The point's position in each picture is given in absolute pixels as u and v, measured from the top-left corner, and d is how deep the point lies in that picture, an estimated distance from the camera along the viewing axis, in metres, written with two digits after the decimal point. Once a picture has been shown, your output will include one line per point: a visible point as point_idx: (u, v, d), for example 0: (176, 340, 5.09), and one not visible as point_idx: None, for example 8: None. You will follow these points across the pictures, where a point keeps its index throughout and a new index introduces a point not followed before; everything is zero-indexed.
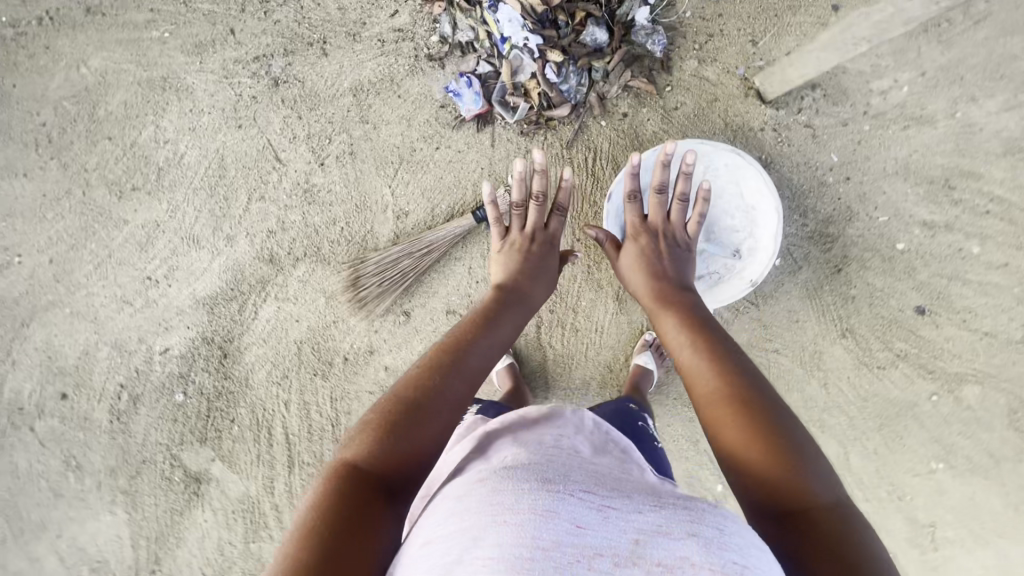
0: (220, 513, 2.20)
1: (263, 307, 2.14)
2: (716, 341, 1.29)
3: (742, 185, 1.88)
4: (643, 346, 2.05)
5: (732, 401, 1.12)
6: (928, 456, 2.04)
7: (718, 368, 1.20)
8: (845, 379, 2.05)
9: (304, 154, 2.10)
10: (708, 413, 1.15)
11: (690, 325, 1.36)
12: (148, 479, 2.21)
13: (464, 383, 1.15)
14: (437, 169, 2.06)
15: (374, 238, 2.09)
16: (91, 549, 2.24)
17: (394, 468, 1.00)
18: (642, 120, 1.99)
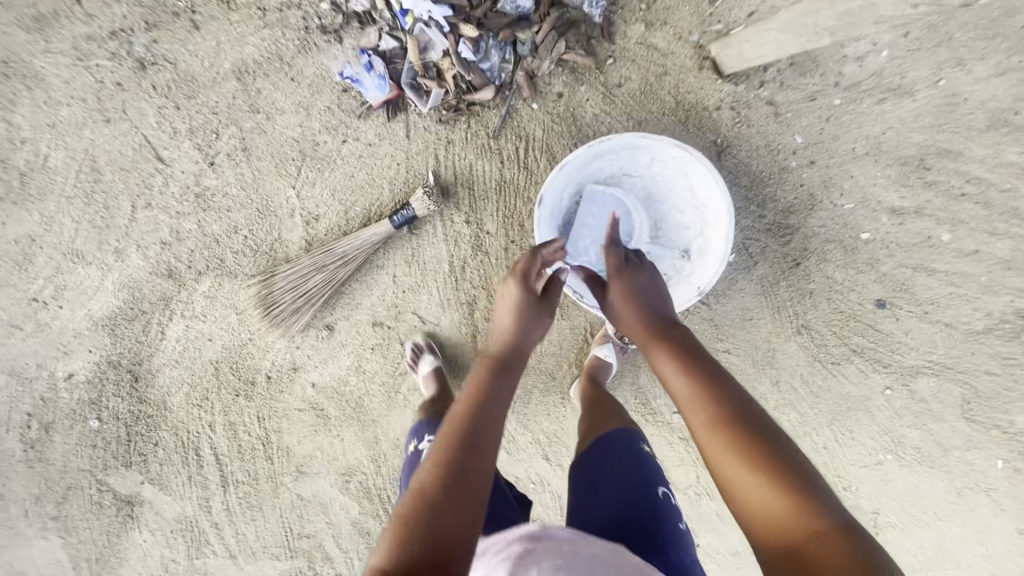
0: (158, 532, 2.13)
1: (169, 326, 1.93)
2: (703, 361, 1.14)
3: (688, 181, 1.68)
4: (604, 337, 1.87)
5: (725, 440, 0.99)
6: (876, 448, 2.00)
7: (706, 402, 1.05)
8: (798, 375, 1.95)
9: (189, 151, 1.79)
10: (710, 455, 1.02)
11: (677, 344, 1.19)
12: (77, 504, 2.11)
13: (497, 446, 1.04)
14: (346, 166, 1.77)
15: (284, 247, 1.85)
16: (32, 571, 2.19)
17: (447, 560, 0.85)
18: (580, 100, 1.70)
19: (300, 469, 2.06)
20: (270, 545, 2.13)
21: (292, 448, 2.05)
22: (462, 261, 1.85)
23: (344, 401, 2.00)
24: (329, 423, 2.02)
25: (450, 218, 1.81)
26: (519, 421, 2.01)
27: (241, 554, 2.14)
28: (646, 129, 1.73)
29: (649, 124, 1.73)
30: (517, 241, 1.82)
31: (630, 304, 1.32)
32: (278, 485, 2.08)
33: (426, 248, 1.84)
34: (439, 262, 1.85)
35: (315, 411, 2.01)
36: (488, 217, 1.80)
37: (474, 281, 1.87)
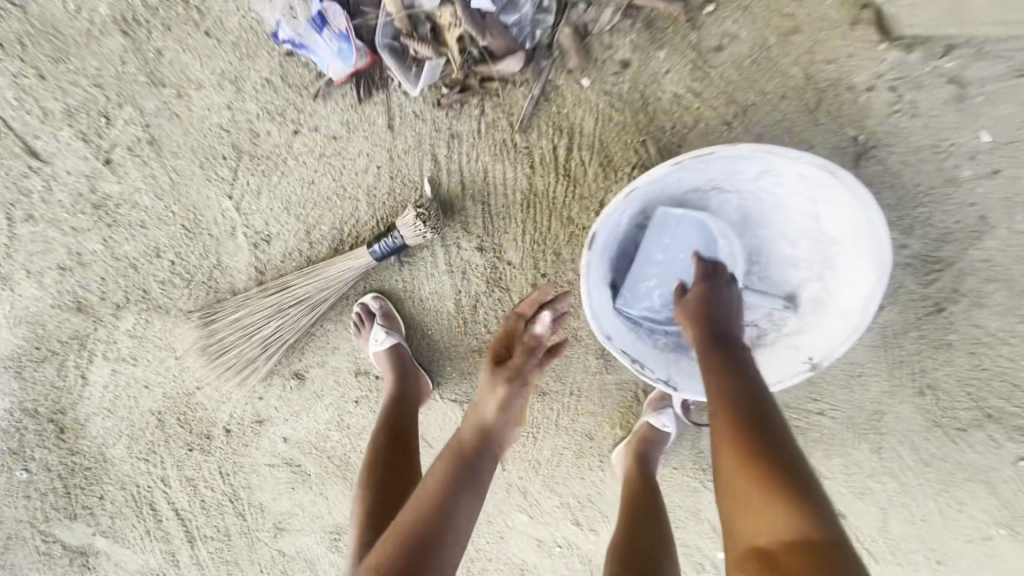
0: None
1: (91, 370, 1.48)
2: (753, 390, 0.92)
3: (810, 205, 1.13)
4: (660, 398, 1.45)
5: (765, 494, 0.80)
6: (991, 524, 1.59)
7: (734, 424, 0.89)
8: (906, 441, 1.52)
9: (70, 143, 1.22)
10: (739, 505, 0.84)
11: (732, 371, 0.94)
12: (21, 554, 1.79)
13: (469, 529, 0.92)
14: (301, 169, 1.21)
15: (227, 278, 1.34)
16: None
17: None
18: (656, 73, 1.09)
19: (278, 525, 1.71)
20: None
21: (266, 505, 1.68)
22: (473, 299, 1.34)
23: (327, 458, 1.60)
24: (309, 480, 1.63)
25: (456, 243, 1.27)
26: (544, 483, 1.61)
27: None
28: (754, 118, 1.13)
29: (758, 111, 1.12)
30: (549, 276, 1.30)
31: (692, 319, 1.05)
32: (253, 542, 1.74)
33: (424, 282, 1.33)
34: (443, 302, 1.35)
35: (291, 467, 1.62)
36: (510, 244, 1.27)
37: (489, 324, 1.37)
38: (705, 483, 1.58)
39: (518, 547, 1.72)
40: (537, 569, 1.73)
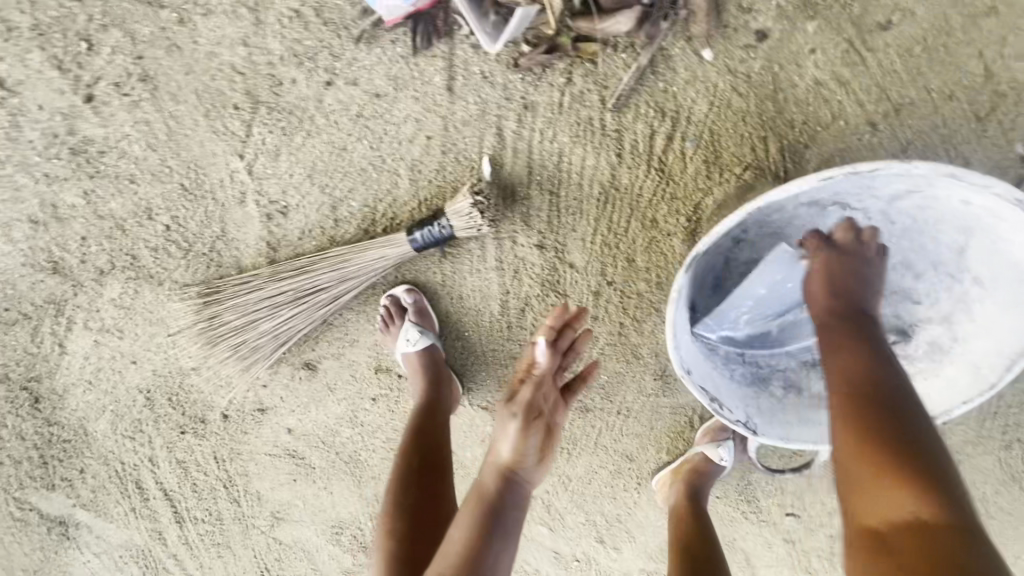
0: (104, 556, 1.66)
1: (70, 339, 1.29)
2: (885, 368, 0.78)
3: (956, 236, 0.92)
4: (721, 428, 1.28)
5: (880, 471, 0.69)
6: None
7: (855, 396, 0.76)
8: (978, 494, 1.36)
9: (44, 71, 0.97)
10: (847, 479, 0.73)
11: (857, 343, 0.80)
12: None
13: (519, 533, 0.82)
14: (331, 131, 0.97)
15: (232, 252, 1.13)
16: None
17: None
18: (797, 51, 0.86)
19: (276, 514, 1.58)
20: None
21: (264, 494, 1.53)
22: (522, 302, 1.14)
23: (335, 453, 1.44)
24: (313, 473, 1.48)
25: (511, 237, 1.06)
26: (570, 500, 1.46)
27: None
28: (909, 120, 0.89)
29: (915, 111, 0.89)
30: (616, 285, 1.10)
31: (816, 283, 0.87)
32: (247, 530, 1.60)
33: (466, 277, 1.13)
34: (486, 302, 1.15)
35: (294, 459, 1.46)
36: (576, 244, 1.06)
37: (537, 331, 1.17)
38: (748, 517, 1.43)
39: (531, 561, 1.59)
40: None
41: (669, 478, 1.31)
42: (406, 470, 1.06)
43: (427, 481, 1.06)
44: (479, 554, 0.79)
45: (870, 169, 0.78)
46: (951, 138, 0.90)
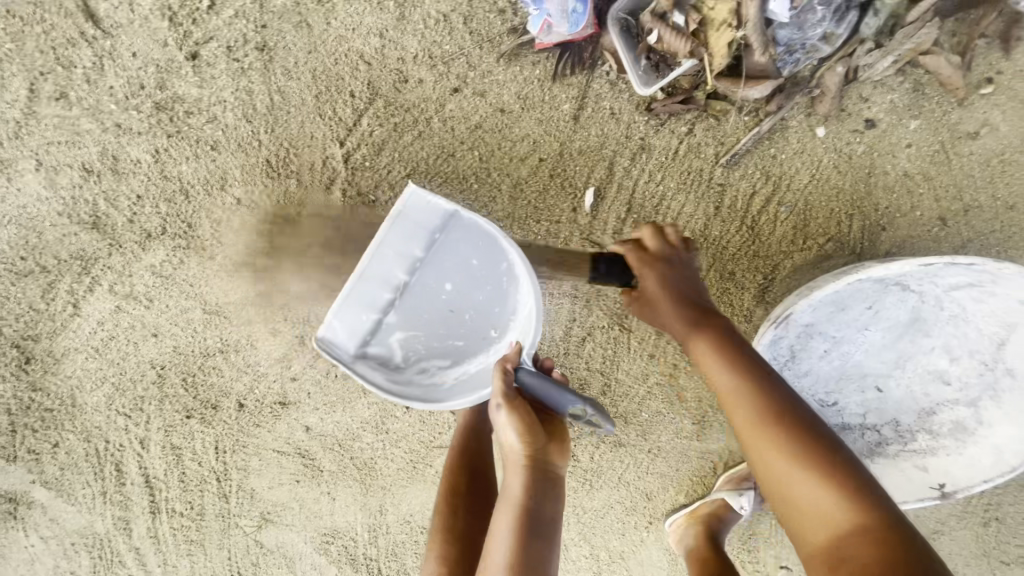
0: (53, 540, 1.44)
1: (88, 300, 1.18)
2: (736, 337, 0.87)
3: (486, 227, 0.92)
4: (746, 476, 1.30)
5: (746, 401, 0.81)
6: None
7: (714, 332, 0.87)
8: (951, 564, 1.46)
9: (153, 22, 0.93)
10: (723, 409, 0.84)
11: (742, 365, 0.83)
12: None
13: (553, 506, 0.91)
14: (445, 135, 0.96)
15: (302, 237, 1.08)
16: None
17: None
18: (896, 143, 0.94)
19: (265, 517, 1.44)
20: None
21: (258, 493, 1.42)
22: (585, 331, 1.17)
23: (348, 457, 1.37)
24: (319, 476, 1.40)
25: None
26: (579, 535, 1.44)
27: None
28: (975, 221, 0.99)
29: (981, 214, 0.99)
30: None
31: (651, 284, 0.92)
32: (223, 533, 1.45)
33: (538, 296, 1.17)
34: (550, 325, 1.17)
35: (302, 459, 1.38)
36: None
37: (591, 361, 1.20)
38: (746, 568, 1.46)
39: None
40: None
41: (684, 521, 1.32)
42: (457, 494, 1.07)
43: (479, 505, 1.07)
44: (522, 550, 0.88)
45: (965, 264, 0.91)
46: (1008, 242, 1.00)
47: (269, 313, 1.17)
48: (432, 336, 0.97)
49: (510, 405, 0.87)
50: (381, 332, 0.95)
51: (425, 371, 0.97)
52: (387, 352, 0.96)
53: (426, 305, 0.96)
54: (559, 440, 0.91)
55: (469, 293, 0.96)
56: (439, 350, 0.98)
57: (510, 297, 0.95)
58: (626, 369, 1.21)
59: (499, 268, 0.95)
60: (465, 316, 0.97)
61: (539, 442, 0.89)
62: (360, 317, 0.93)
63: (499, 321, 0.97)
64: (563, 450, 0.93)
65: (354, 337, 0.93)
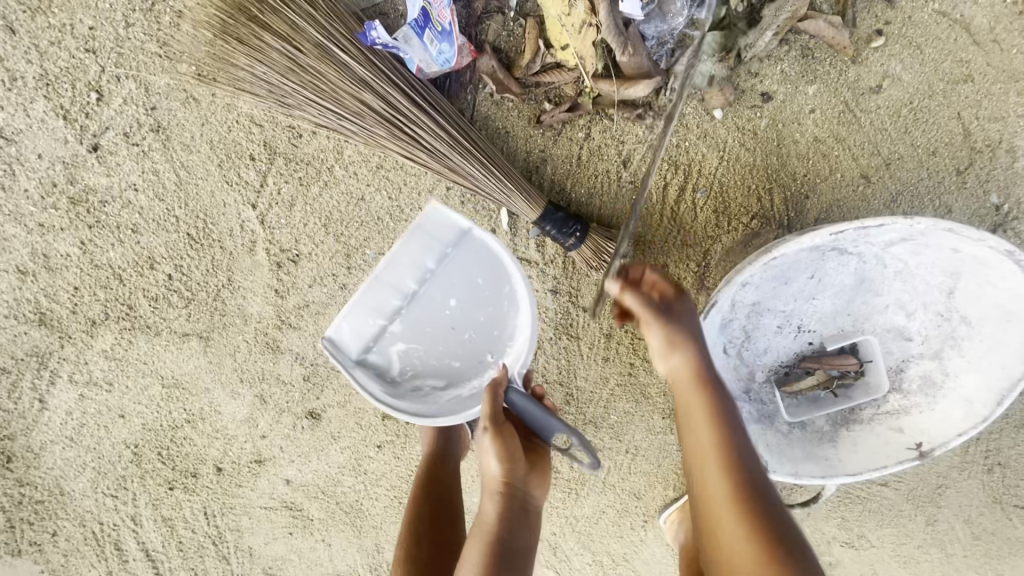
0: None
1: (52, 392, 1.21)
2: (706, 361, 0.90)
3: (495, 252, 0.94)
4: None
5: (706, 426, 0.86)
6: None
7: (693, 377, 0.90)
8: (963, 516, 1.41)
9: (44, 122, 0.94)
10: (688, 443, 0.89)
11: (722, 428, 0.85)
12: None
13: (529, 527, 0.91)
14: (350, 181, 0.98)
15: (239, 299, 1.10)
16: None
17: None
18: (799, 111, 0.92)
19: (268, 572, 1.46)
20: None
21: (256, 549, 1.44)
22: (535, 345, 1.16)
23: (334, 503, 1.38)
24: (311, 525, 1.41)
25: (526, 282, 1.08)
26: (577, 543, 1.43)
27: None
28: (898, 173, 0.97)
29: (903, 165, 0.96)
30: (628, 326, 1.12)
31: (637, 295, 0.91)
32: None
33: None
34: None
35: (290, 511, 1.39)
36: (590, 289, 1.08)
37: (548, 374, 1.19)
38: None
39: None
40: None
41: (676, 516, 1.31)
42: (420, 526, 1.06)
43: (442, 533, 1.06)
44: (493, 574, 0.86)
45: (877, 226, 0.88)
46: (936, 190, 0.97)
47: (224, 377, 1.19)
48: (430, 355, 1.00)
49: (498, 430, 0.88)
50: (385, 343, 0.98)
51: (419, 388, 0.99)
52: (385, 362, 0.98)
53: (429, 319, 0.98)
54: (540, 469, 0.92)
55: (472, 314, 0.98)
56: (434, 370, 1.00)
57: (509, 324, 0.97)
58: (584, 376, 1.19)
59: (502, 291, 0.97)
60: (466, 335, 0.99)
61: (520, 470, 0.89)
62: (362, 324, 0.95)
63: (497, 345, 0.99)
64: (542, 480, 0.93)
65: (358, 343, 0.96)
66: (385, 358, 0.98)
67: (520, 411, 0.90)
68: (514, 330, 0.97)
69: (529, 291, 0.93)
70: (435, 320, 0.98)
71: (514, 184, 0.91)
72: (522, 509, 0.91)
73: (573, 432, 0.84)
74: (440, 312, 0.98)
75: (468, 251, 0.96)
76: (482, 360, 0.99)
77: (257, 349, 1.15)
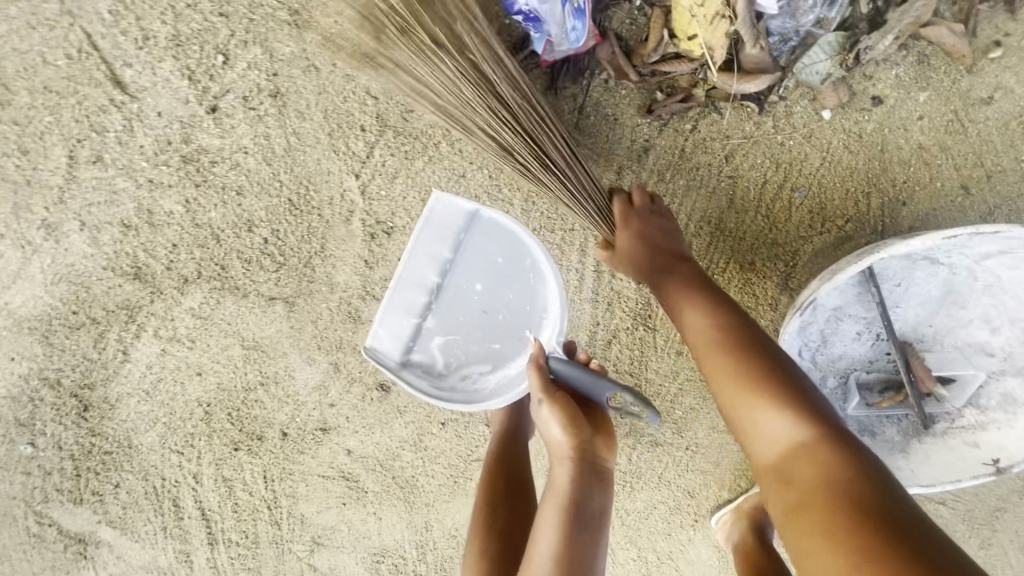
0: None
1: (136, 346, 1.25)
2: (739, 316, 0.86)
3: (509, 226, 0.96)
4: None
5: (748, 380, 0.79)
6: None
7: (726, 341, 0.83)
8: (1018, 542, 1.40)
9: (169, 81, 0.98)
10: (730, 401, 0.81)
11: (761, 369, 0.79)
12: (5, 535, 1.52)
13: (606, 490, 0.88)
14: (454, 158, 1.01)
15: (329, 266, 1.12)
16: None
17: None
18: (907, 117, 0.93)
19: (316, 541, 1.49)
20: None
21: (308, 518, 1.46)
22: (610, 335, 1.16)
23: (391, 477, 1.40)
24: (365, 497, 1.43)
25: (611, 270, 1.10)
26: (625, 538, 1.44)
27: None
28: (999, 186, 0.97)
29: (1005, 178, 0.97)
30: None
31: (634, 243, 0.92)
32: (278, 561, 1.51)
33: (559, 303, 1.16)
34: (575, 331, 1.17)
35: (346, 482, 1.41)
36: None
37: (620, 364, 1.19)
38: None
39: None
40: None
41: (730, 517, 1.29)
42: (496, 495, 1.08)
43: (516, 503, 1.07)
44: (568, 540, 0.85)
45: (991, 232, 0.89)
46: None
47: (303, 343, 1.22)
48: (468, 346, 1.01)
49: (550, 396, 0.88)
50: (423, 340, 1.00)
51: (468, 376, 1.01)
52: (429, 359, 1.00)
53: (461, 308, 1.00)
54: (607, 434, 0.88)
55: (497, 296, 1.00)
56: (475, 357, 1.02)
57: (538, 294, 0.99)
58: (654, 369, 1.20)
59: (524, 264, 0.99)
60: (498, 317, 1.01)
61: (586, 431, 0.86)
62: (396, 325, 0.98)
63: (532, 319, 1.00)
64: (609, 445, 0.90)
65: (398, 345, 0.99)
66: (425, 355, 1.00)
67: (569, 379, 0.90)
68: (545, 300, 0.99)
69: (548, 259, 0.96)
70: (464, 308, 1.00)
71: (597, 179, 0.94)
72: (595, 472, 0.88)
73: (628, 389, 0.83)
74: (467, 300, 1.00)
75: (485, 237, 0.98)
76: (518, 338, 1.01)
77: (338, 318, 1.18)
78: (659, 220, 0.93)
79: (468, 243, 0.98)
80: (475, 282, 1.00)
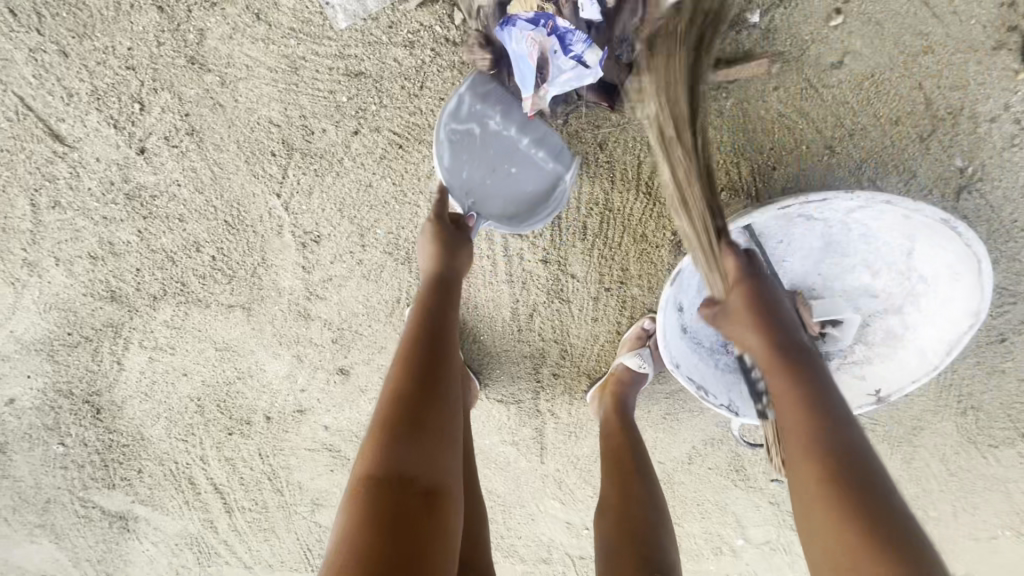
0: (161, 544, 1.81)
1: (127, 356, 1.43)
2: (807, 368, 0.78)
3: (549, 206, 1.08)
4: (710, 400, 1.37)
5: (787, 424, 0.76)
6: (998, 524, 1.59)
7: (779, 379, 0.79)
8: (939, 454, 1.52)
9: (100, 131, 1.10)
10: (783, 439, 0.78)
11: (784, 371, 0.79)
12: (62, 514, 1.75)
13: (456, 310, 0.98)
14: (358, 171, 1.12)
15: (272, 274, 1.27)
16: (30, 565, 1.87)
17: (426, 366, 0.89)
18: (762, 90, 1.00)
19: (316, 501, 1.72)
20: (288, 557, 1.81)
21: (304, 483, 1.68)
22: (531, 308, 1.30)
23: None
24: (349, 463, 1.63)
25: (519, 253, 1.22)
26: (580, 479, 1.61)
27: (257, 563, 1.83)
28: (861, 142, 1.03)
29: (867, 134, 1.02)
30: (613, 290, 1.25)
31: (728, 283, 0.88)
32: (288, 519, 1.75)
33: (481, 286, 1.28)
34: (499, 308, 1.31)
35: (330, 452, 1.61)
36: (576, 258, 1.21)
37: (544, 333, 1.34)
38: (740, 486, 1.60)
39: (547, 528, 1.70)
40: (564, 547, 1.72)
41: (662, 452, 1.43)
42: None
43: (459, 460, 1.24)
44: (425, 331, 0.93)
45: (821, 198, 0.97)
46: (898, 156, 1.04)
47: (266, 340, 1.38)
48: (462, 157, 1.02)
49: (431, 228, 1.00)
50: (471, 126, 1.00)
51: (452, 137, 1.00)
52: (477, 111, 0.99)
53: (501, 157, 1.03)
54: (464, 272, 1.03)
55: (503, 184, 1.05)
56: (469, 152, 1.01)
57: (498, 223, 1.06)
58: (576, 333, 1.33)
59: (518, 209, 1.07)
60: (485, 180, 1.04)
61: (444, 262, 0.99)
62: (491, 104, 0.98)
63: (483, 210, 1.05)
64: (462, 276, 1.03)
65: (497, 97, 0.98)
66: (463, 120, 0.99)
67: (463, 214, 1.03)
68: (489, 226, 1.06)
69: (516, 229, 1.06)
70: (504, 158, 1.03)
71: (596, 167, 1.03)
72: (451, 291, 0.99)
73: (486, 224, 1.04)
74: (508, 162, 1.03)
75: (544, 175, 1.05)
76: (469, 196, 1.03)
77: (291, 317, 1.34)
78: (754, 277, 0.86)
79: (550, 177, 1.05)
80: (519, 173, 1.04)
